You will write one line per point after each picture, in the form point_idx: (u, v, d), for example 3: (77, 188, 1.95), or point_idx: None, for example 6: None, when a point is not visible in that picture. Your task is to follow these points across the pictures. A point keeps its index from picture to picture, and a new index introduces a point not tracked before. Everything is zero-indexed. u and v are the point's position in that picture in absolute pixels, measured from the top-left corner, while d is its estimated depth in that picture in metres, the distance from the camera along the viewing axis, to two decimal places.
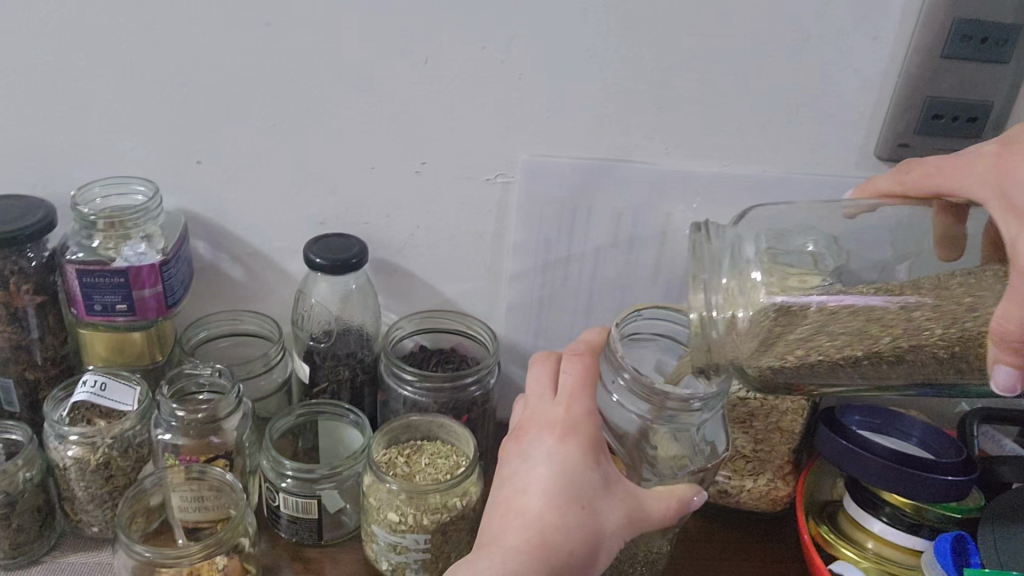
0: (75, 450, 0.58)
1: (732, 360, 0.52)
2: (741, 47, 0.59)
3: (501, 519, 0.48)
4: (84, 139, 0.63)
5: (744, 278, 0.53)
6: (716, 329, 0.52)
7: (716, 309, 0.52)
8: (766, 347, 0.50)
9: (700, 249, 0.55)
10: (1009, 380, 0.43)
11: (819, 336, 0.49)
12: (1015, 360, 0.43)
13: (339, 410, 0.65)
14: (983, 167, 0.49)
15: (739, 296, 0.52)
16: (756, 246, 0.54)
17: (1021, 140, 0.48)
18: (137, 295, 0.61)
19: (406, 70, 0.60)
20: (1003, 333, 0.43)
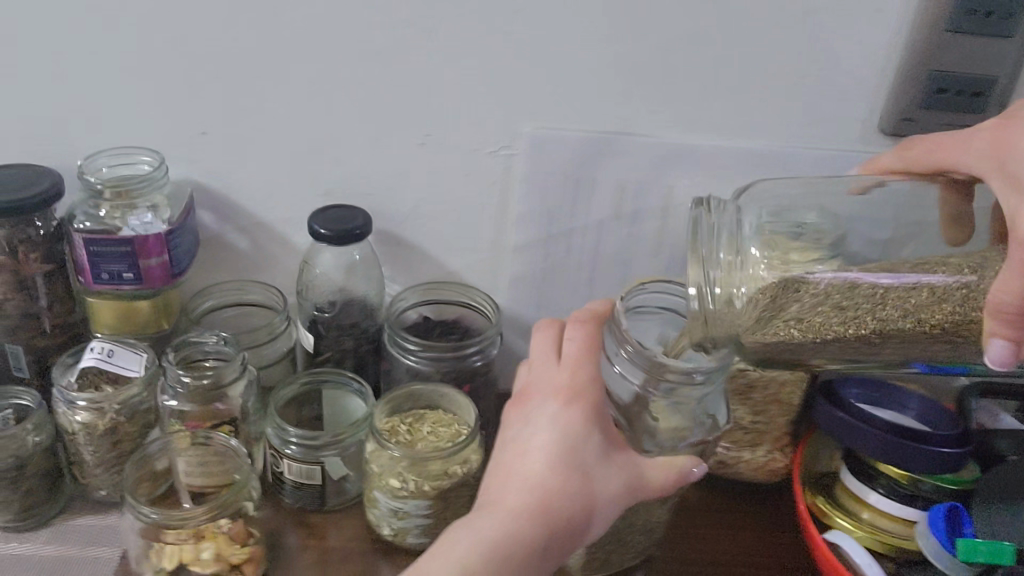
0: (84, 416, 0.59)
1: (730, 332, 0.52)
2: (744, 20, 0.59)
3: (502, 480, 0.49)
4: (90, 110, 0.63)
5: (740, 249, 0.53)
6: (715, 302, 0.52)
7: (712, 283, 0.52)
8: (767, 321, 0.50)
9: (699, 224, 0.54)
10: (1003, 354, 0.44)
11: (816, 306, 0.50)
12: (1009, 333, 0.44)
13: (343, 378, 0.67)
14: (983, 142, 0.49)
15: (739, 270, 0.53)
16: (756, 220, 0.54)
17: (1020, 113, 0.49)
18: (143, 264, 0.62)
19: (409, 41, 0.60)
20: (999, 305, 0.44)
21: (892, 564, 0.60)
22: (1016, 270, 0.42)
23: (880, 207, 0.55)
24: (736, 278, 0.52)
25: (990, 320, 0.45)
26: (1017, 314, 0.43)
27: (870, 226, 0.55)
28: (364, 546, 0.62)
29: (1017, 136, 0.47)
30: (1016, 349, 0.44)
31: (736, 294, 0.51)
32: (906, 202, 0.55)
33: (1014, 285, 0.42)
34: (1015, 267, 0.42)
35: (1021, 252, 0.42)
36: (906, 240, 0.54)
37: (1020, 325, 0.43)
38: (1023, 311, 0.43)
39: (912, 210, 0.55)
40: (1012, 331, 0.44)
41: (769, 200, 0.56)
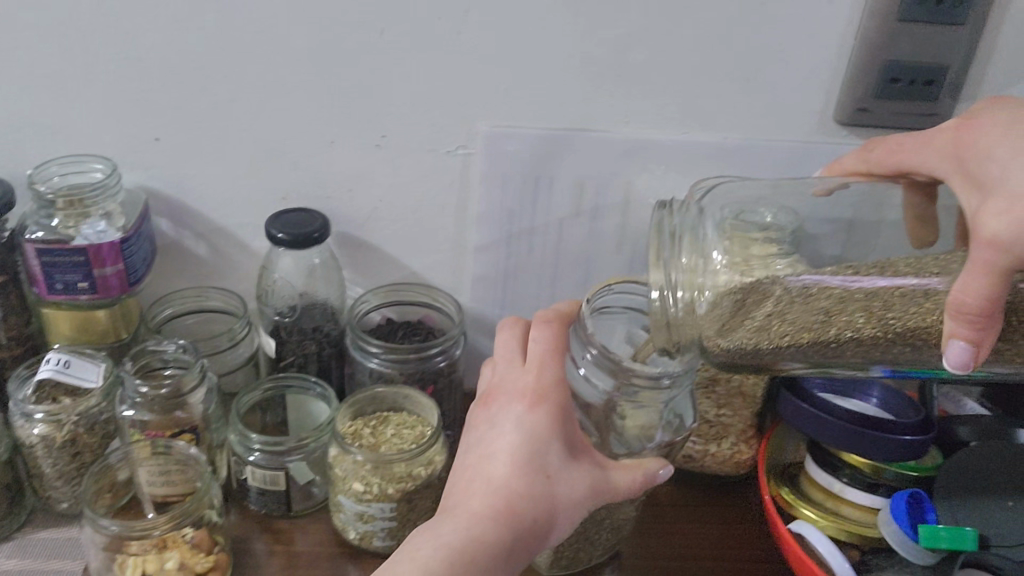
0: (41, 428, 0.58)
1: (695, 336, 0.52)
2: (698, 13, 0.59)
3: (466, 484, 0.48)
4: (40, 118, 0.62)
5: (703, 251, 0.53)
6: (677, 308, 0.53)
7: (676, 287, 0.53)
8: (732, 326, 0.50)
9: (662, 229, 0.55)
10: (962, 356, 0.43)
11: (780, 309, 0.49)
12: (970, 333, 0.42)
13: (306, 383, 0.66)
14: (944, 142, 0.49)
15: (699, 272, 0.52)
16: (716, 221, 0.54)
17: (979, 112, 0.48)
18: (98, 274, 0.62)
19: (363, 41, 0.59)
20: (960, 305, 0.42)
21: (856, 553, 0.59)
22: (979, 268, 0.41)
23: (838, 209, 0.55)
24: (700, 283, 0.52)
25: (950, 320, 0.43)
26: (979, 314, 0.42)
27: (827, 224, 0.55)
28: (331, 551, 0.61)
29: (976, 134, 0.47)
30: (976, 351, 0.42)
31: (699, 301, 0.51)
32: (868, 196, 0.55)
33: (978, 283, 0.41)
34: (979, 265, 0.41)
35: (984, 250, 0.41)
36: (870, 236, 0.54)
37: (982, 326, 0.42)
38: (986, 311, 0.42)
39: (868, 206, 0.55)
40: (973, 332, 0.42)
41: (730, 199, 0.55)
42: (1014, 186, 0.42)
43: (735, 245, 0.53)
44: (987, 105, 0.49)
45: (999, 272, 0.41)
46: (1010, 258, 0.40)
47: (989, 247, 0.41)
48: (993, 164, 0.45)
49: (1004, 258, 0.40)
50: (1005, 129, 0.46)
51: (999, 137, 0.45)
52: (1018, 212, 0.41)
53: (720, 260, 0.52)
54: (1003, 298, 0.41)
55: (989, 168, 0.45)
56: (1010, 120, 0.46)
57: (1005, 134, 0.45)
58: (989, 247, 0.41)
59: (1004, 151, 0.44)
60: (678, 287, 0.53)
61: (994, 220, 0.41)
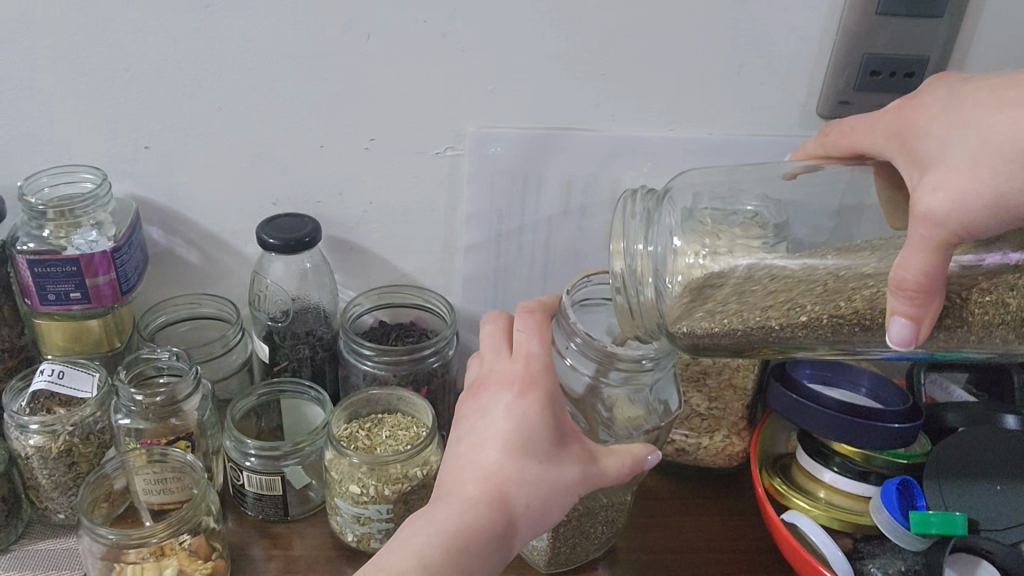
0: (36, 439, 0.59)
1: (657, 316, 0.52)
2: (681, 11, 0.59)
3: (459, 472, 0.48)
4: (30, 130, 0.63)
5: (664, 241, 0.53)
6: (639, 295, 0.52)
7: (636, 279, 0.52)
8: (691, 312, 0.51)
9: (623, 217, 0.54)
10: (903, 333, 0.43)
11: (750, 293, 0.50)
12: (909, 310, 0.43)
13: (300, 387, 0.66)
14: (887, 121, 0.50)
15: (664, 268, 0.53)
16: (694, 204, 0.54)
17: (921, 93, 0.49)
18: (91, 283, 0.62)
19: (350, 45, 0.60)
20: (900, 282, 0.43)
21: (848, 541, 0.61)
22: (918, 245, 0.42)
23: (821, 195, 0.55)
24: (663, 272, 0.53)
25: (892, 297, 0.44)
26: (918, 290, 0.42)
27: (813, 215, 0.55)
28: (328, 553, 0.62)
29: (916, 112, 0.48)
30: (917, 327, 0.43)
31: (662, 288, 0.52)
32: (848, 184, 0.54)
33: (916, 260, 0.42)
34: (916, 241, 0.42)
35: (921, 226, 0.42)
36: (853, 224, 0.53)
37: (921, 302, 0.43)
38: (923, 287, 0.42)
39: (852, 194, 0.54)
40: (913, 309, 0.43)
41: (707, 188, 0.55)
42: (949, 162, 0.43)
43: (719, 238, 0.53)
44: (934, 83, 0.50)
45: (938, 247, 0.41)
46: (945, 233, 0.41)
47: (924, 223, 0.42)
48: (932, 140, 0.45)
49: (939, 233, 0.41)
50: (942, 106, 0.46)
51: (937, 114, 0.46)
52: (950, 188, 0.41)
53: (681, 246, 0.53)
54: (942, 274, 0.42)
55: (928, 144, 0.46)
56: (947, 97, 0.47)
57: (942, 111, 0.46)
58: (924, 223, 0.42)
59: (941, 128, 0.45)
60: (637, 279, 0.52)
61: (929, 196, 0.42)
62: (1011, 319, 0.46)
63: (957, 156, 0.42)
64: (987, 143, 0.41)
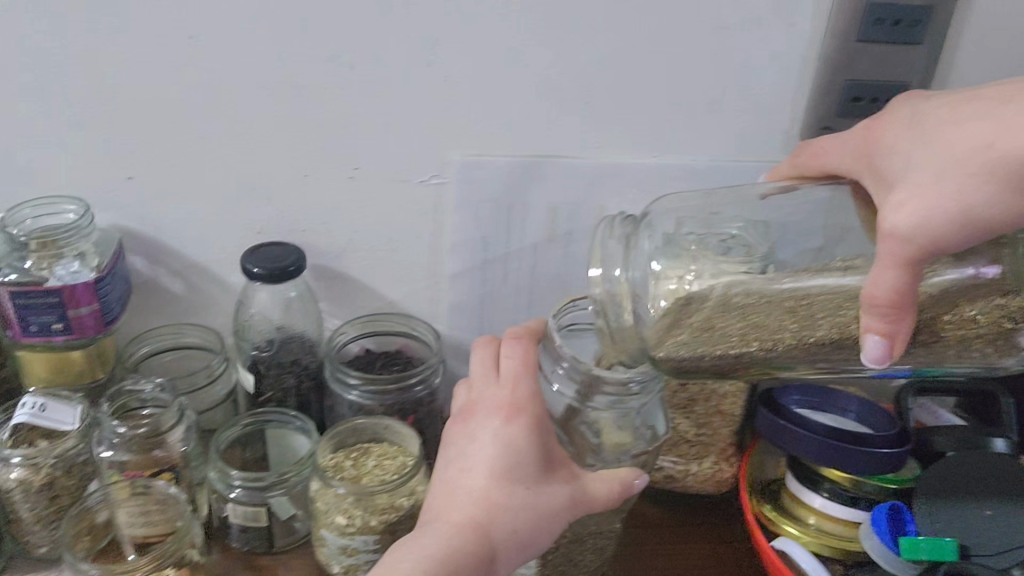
0: (19, 472, 0.58)
1: (639, 340, 0.52)
2: (664, 39, 0.60)
3: (446, 496, 0.48)
4: (13, 162, 0.62)
5: (642, 267, 0.53)
6: (619, 319, 0.53)
7: (615, 301, 0.53)
8: (671, 332, 0.50)
9: (602, 243, 0.54)
10: (877, 349, 0.43)
11: (725, 313, 0.50)
12: (883, 327, 0.43)
13: (286, 417, 0.66)
14: (855, 140, 0.51)
15: (645, 293, 0.52)
16: (676, 227, 0.55)
17: (886, 113, 0.50)
18: (73, 314, 0.61)
19: (335, 75, 0.60)
20: (872, 299, 0.43)
21: (840, 567, 0.61)
22: (887, 261, 0.42)
23: (806, 215, 0.55)
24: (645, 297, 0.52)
25: (864, 315, 0.44)
26: (889, 306, 0.42)
27: (799, 236, 0.54)
28: None
29: (883, 131, 0.48)
30: (891, 344, 0.43)
31: (642, 311, 0.52)
32: (829, 205, 0.54)
33: (887, 276, 0.42)
34: (887, 257, 0.42)
35: (888, 243, 0.42)
36: (835, 245, 0.53)
37: (893, 318, 0.43)
38: (896, 303, 0.42)
39: (835, 214, 0.54)
40: (886, 325, 0.43)
41: (690, 215, 0.55)
42: (913, 178, 0.43)
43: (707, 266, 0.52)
44: (899, 102, 0.51)
45: (907, 263, 0.41)
46: (912, 248, 0.41)
47: (891, 239, 0.42)
48: (896, 157, 0.46)
49: (906, 249, 0.41)
50: (906, 124, 0.47)
51: (901, 130, 0.47)
52: (915, 204, 0.42)
53: (661, 270, 0.52)
54: (913, 290, 0.42)
55: (892, 161, 0.46)
56: (910, 116, 0.47)
57: (905, 127, 0.47)
58: (891, 240, 0.42)
59: (905, 145, 0.46)
60: (617, 302, 0.53)
61: (895, 212, 0.42)
62: (994, 340, 0.47)
63: (920, 171, 0.43)
64: (947, 156, 0.42)
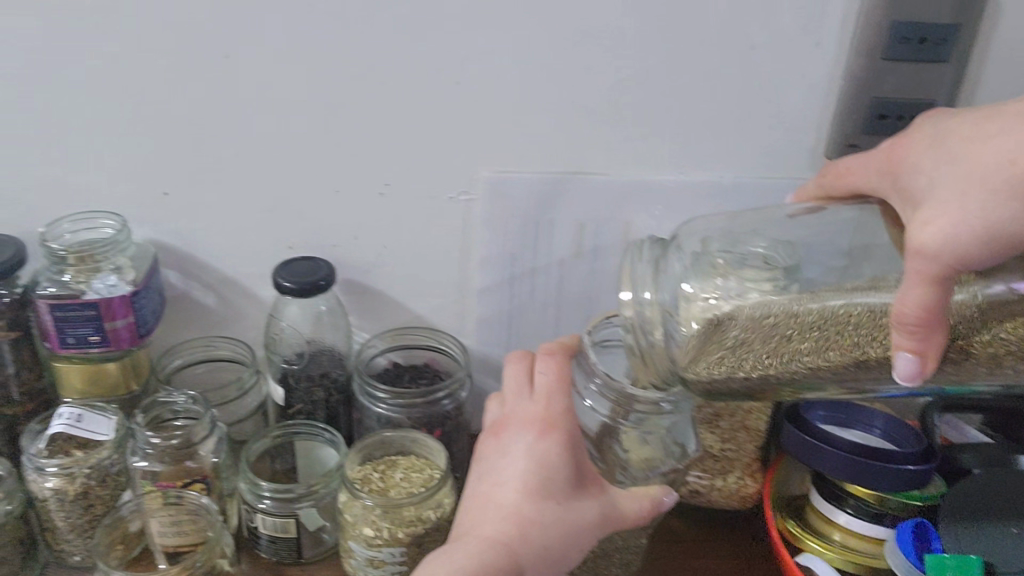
0: (54, 481, 0.59)
1: (669, 362, 0.53)
2: (691, 58, 0.61)
3: (479, 509, 0.49)
4: (52, 178, 0.64)
5: (671, 288, 0.53)
6: (650, 340, 0.53)
7: (647, 325, 0.53)
8: (700, 354, 0.51)
9: (632, 265, 0.55)
10: (908, 367, 0.44)
11: (754, 333, 0.50)
12: (914, 345, 0.44)
13: (315, 429, 0.67)
14: (879, 159, 0.51)
15: (676, 313, 0.53)
16: (704, 245, 0.55)
17: (911, 130, 0.50)
18: (109, 327, 0.63)
19: (366, 93, 0.61)
20: (901, 317, 0.43)
21: None
22: (914, 279, 0.42)
23: (835, 235, 0.55)
24: (676, 316, 0.53)
25: (896, 332, 0.44)
26: (918, 325, 0.43)
27: (826, 254, 0.54)
28: None
29: (907, 150, 0.49)
30: (923, 362, 0.44)
31: (672, 330, 0.52)
32: (855, 225, 0.54)
33: (914, 293, 0.42)
34: (914, 276, 0.42)
35: (915, 260, 0.42)
36: (862, 263, 0.53)
37: (922, 336, 0.43)
38: (926, 320, 0.43)
39: (862, 233, 0.54)
40: (916, 343, 0.44)
41: (718, 235, 0.56)
42: (938, 196, 0.44)
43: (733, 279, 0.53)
44: (922, 120, 0.51)
45: (934, 281, 0.42)
46: (938, 267, 0.41)
47: (918, 257, 0.42)
48: (921, 176, 0.46)
49: (934, 267, 0.41)
50: (931, 142, 0.47)
51: (925, 148, 0.47)
52: (940, 222, 0.42)
53: (692, 292, 0.53)
54: (942, 309, 0.43)
55: (918, 179, 0.47)
56: (934, 133, 0.48)
57: (929, 145, 0.47)
58: (918, 257, 0.42)
59: (930, 163, 0.46)
60: (647, 325, 0.53)
61: (921, 231, 0.42)
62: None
63: (946, 190, 0.43)
64: (972, 174, 0.42)
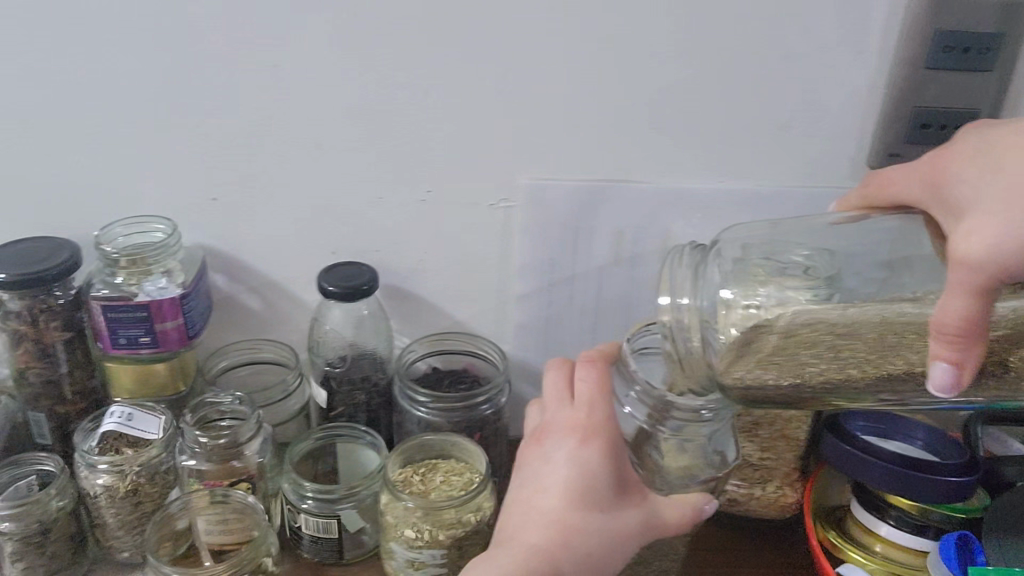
0: (105, 478, 0.61)
1: (705, 368, 0.52)
2: (732, 66, 0.61)
3: (523, 516, 0.50)
4: (106, 183, 0.66)
5: (710, 295, 0.53)
6: (687, 346, 0.53)
7: (685, 330, 0.53)
8: (737, 359, 0.51)
9: (670, 272, 0.55)
10: (945, 377, 0.43)
11: (791, 342, 0.51)
12: (951, 354, 0.43)
13: (356, 432, 0.68)
14: (923, 169, 0.50)
15: (714, 320, 0.53)
16: (743, 253, 0.55)
17: (953, 141, 0.50)
18: (159, 328, 0.65)
19: (411, 101, 0.62)
20: (941, 325, 0.43)
21: None
22: (957, 289, 0.42)
23: (875, 244, 0.54)
24: (714, 323, 0.52)
25: (933, 341, 0.44)
26: (958, 335, 0.42)
27: (869, 263, 0.53)
28: None
29: (948, 160, 0.48)
30: (959, 371, 0.43)
31: (710, 338, 0.52)
32: (897, 234, 0.53)
33: (956, 303, 0.42)
34: (956, 286, 0.42)
35: (958, 271, 0.42)
36: (904, 275, 0.51)
37: (961, 346, 0.43)
38: (963, 332, 0.42)
39: (902, 242, 0.53)
40: (956, 353, 0.43)
41: (761, 238, 0.56)
42: (983, 207, 0.43)
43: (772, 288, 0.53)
44: (964, 131, 0.50)
45: (977, 292, 0.41)
46: (982, 278, 0.41)
47: (963, 268, 0.42)
48: (964, 185, 0.46)
49: (976, 278, 0.41)
50: (973, 153, 0.47)
51: (966, 159, 0.47)
52: (986, 231, 0.42)
53: (732, 299, 0.53)
54: (983, 320, 0.42)
55: (959, 189, 0.46)
56: (979, 145, 0.47)
57: (972, 156, 0.47)
58: (962, 268, 0.42)
59: (974, 174, 0.46)
60: (684, 330, 0.53)
61: (963, 242, 0.42)
62: None
63: (990, 200, 0.43)
64: (1014, 183, 0.43)
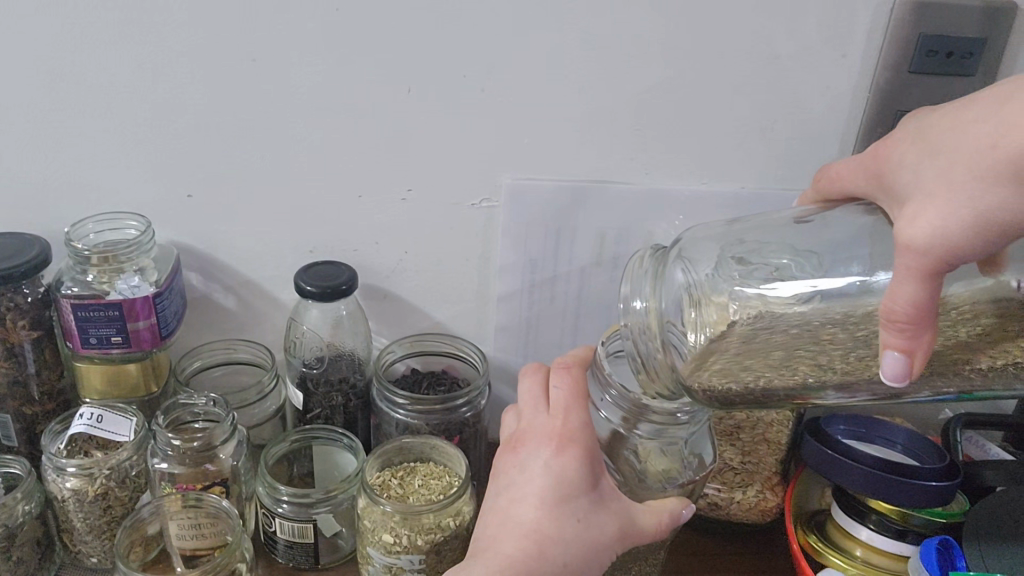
0: (73, 482, 0.59)
1: (671, 371, 0.51)
2: (718, 67, 0.60)
3: (498, 526, 0.49)
4: (76, 177, 0.64)
5: (672, 295, 0.51)
6: (648, 349, 0.52)
7: (645, 331, 0.52)
8: (704, 361, 0.50)
9: (633, 272, 0.55)
10: (895, 367, 0.41)
11: (757, 344, 0.49)
12: (901, 342, 0.41)
13: (332, 434, 0.66)
14: (865, 162, 0.49)
15: (679, 320, 0.51)
16: (714, 255, 0.52)
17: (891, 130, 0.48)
18: (131, 328, 0.63)
19: (391, 95, 0.61)
20: (890, 314, 0.41)
21: None
22: (906, 275, 0.40)
23: (851, 240, 0.49)
24: (680, 323, 0.51)
25: (883, 331, 0.42)
26: (909, 321, 0.41)
27: (842, 261, 0.49)
28: None
29: (889, 148, 0.46)
30: (909, 360, 0.41)
31: (674, 340, 0.51)
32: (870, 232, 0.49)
33: (906, 288, 0.40)
34: (903, 271, 0.40)
35: (904, 256, 0.40)
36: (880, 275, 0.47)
37: (911, 333, 0.41)
38: (915, 318, 0.40)
39: (875, 241, 0.48)
40: (905, 341, 0.41)
41: (726, 239, 0.53)
42: (923, 191, 0.42)
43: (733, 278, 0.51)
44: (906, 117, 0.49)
45: (926, 275, 0.40)
46: (931, 260, 0.39)
47: (908, 253, 0.40)
48: (903, 172, 0.44)
49: (925, 261, 0.40)
50: (910, 136, 0.45)
51: (904, 143, 0.45)
52: (929, 215, 0.40)
53: (700, 297, 0.51)
54: (934, 305, 0.40)
55: (901, 176, 0.45)
56: (915, 128, 0.46)
57: (909, 139, 0.45)
58: (909, 253, 0.40)
59: (910, 156, 0.44)
60: (648, 332, 0.52)
61: (909, 226, 0.41)
62: None
63: (929, 181, 0.42)
64: (949, 159, 0.41)
